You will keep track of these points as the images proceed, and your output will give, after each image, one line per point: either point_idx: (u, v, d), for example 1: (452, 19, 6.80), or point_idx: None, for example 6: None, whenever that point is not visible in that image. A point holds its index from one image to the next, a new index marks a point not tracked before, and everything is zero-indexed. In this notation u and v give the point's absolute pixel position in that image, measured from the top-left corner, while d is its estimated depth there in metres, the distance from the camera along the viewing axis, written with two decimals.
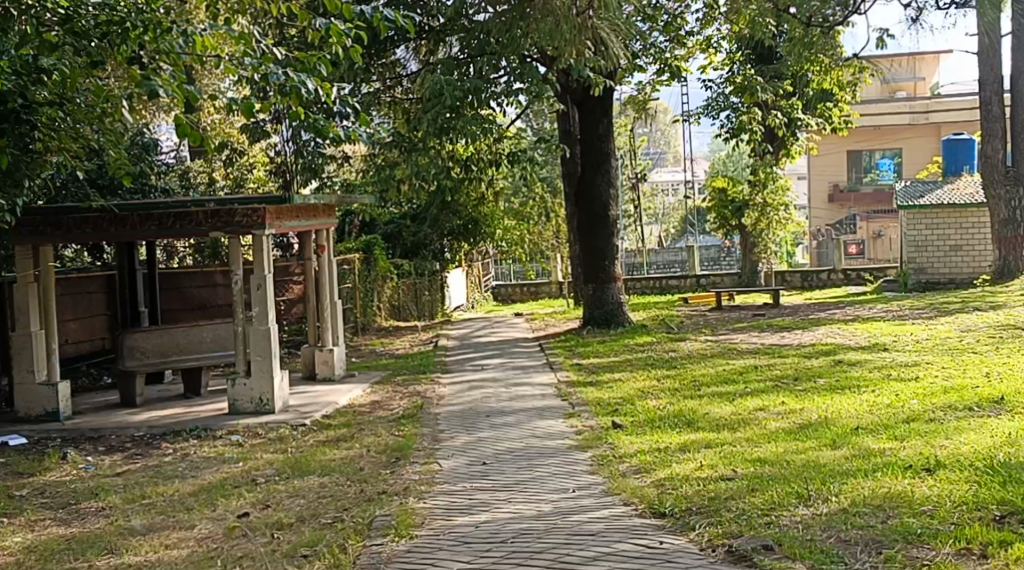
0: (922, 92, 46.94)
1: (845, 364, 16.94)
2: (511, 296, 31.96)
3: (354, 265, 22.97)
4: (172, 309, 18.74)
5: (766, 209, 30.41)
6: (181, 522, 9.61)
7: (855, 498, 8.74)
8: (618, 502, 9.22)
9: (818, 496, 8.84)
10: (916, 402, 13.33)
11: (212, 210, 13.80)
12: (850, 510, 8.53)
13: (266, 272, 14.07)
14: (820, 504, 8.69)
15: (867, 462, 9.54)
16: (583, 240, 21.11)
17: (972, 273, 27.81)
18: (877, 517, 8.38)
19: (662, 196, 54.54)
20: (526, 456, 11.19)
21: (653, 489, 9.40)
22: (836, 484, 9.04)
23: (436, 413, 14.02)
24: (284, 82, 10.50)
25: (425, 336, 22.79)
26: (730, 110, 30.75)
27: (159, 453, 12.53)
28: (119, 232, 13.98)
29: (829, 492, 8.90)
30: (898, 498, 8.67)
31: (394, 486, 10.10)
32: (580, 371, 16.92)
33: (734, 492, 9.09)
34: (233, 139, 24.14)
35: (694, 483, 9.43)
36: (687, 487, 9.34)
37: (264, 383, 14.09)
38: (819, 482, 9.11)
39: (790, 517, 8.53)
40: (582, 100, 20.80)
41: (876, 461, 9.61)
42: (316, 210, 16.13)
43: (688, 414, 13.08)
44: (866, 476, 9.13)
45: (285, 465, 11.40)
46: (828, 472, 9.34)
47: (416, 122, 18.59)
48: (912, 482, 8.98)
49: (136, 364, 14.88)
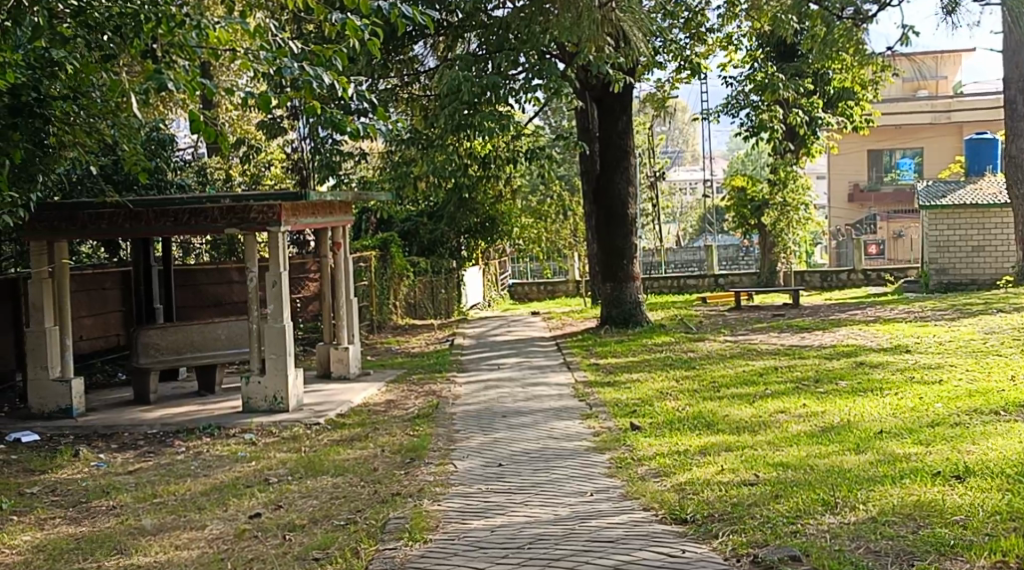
0: (944, 91, 46.61)
1: (866, 365, 16.70)
2: (527, 294, 31.86)
3: (371, 262, 22.82)
4: (188, 306, 18.59)
5: (786, 209, 30.17)
6: (193, 523, 9.45)
7: (884, 506, 8.52)
8: (637, 507, 9.03)
9: (845, 504, 8.63)
10: (941, 406, 13.10)
11: (227, 206, 13.65)
12: (879, 519, 8.32)
13: (282, 269, 13.91)
14: (848, 512, 8.48)
15: (893, 468, 9.32)
16: (601, 239, 20.89)
17: (994, 274, 27.50)
18: (907, 527, 8.18)
19: (680, 195, 54.24)
20: (542, 457, 11.00)
21: (673, 494, 9.20)
22: (863, 492, 8.82)
23: (451, 413, 13.85)
24: (298, 77, 10.36)
25: (441, 335, 22.61)
26: (750, 109, 30.48)
27: (172, 451, 12.38)
28: (135, 227, 13.85)
29: (857, 500, 8.68)
30: (928, 507, 8.46)
31: (408, 488, 9.93)
32: (597, 372, 16.71)
33: (757, 499, 8.89)
34: (250, 135, 24.02)
35: (716, 488, 9.22)
36: (709, 492, 9.14)
37: (279, 381, 13.93)
38: (845, 489, 8.90)
39: (816, 526, 8.32)
40: (601, 97, 20.61)
41: (903, 467, 9.39)
42: (332, 206, 15.96)
43: (708, 416, 12.87)
44: (894, 483, 8.92)
45: (298, 465, 11.23)
46: (855, 478, 9.14)
47: (434, 119, 18.40)
48: (942, 489, 8.76)
49: (150, 362, 14.74)
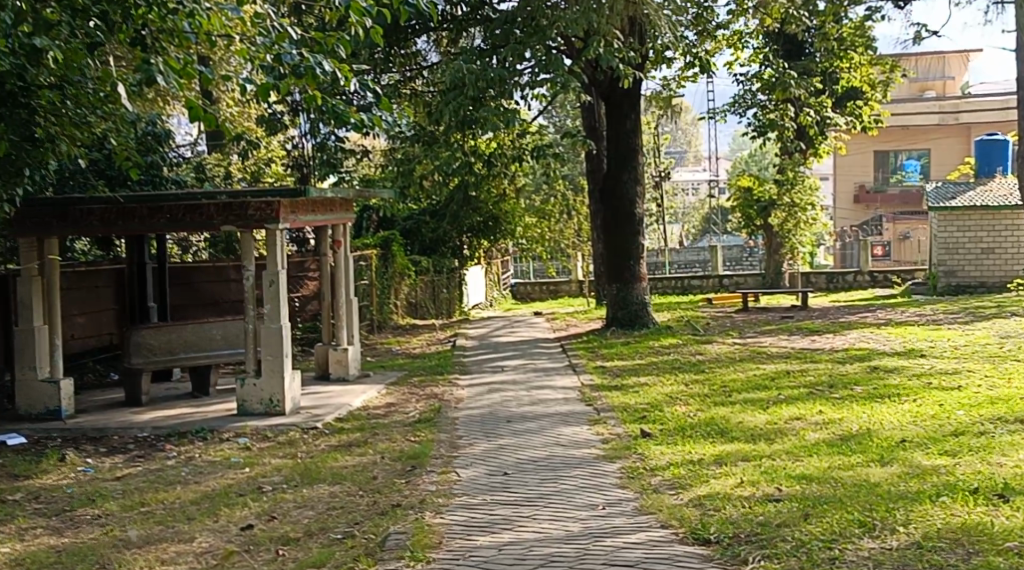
0: (952, 93, 46.19)
1: (881, 370, 16.20)
2: (529, 294, 31.36)
3: (371, 261, 22.31)
4: (183, 305, 18.08)
5: (794, 209, 29.60)
6: (181, 535, 8.94)
7: (927, 530, 8.02)
8: (654, 525, 8.51)
9: (885, 526, 8.10)
10: (963, 415, 12.59)
11: (223, 202, 13.13)
12: (925, 545, 7.81)
13: (279, 268, 13.38)
14: (888, 536, 7.97)
15: (929, 483, 8.83)
16: (607, 238, 20.35)
17: (1004, 277, 26.96)
18: (956, 555, 7.67)
19: (683, 195, 53.63)
20: (549, 466, 10.48)
21: (693, 510, 8.69)
22: (901, 512, 8.29)
23: (454, 417, 13.34)
24: (297, 64, 9.92)
25: (442, 335, 22.13)
26: (757, 108, 29.97)
27: (162, 456, 11.87)
28: (127, 224, 13.28)
29: (896, 521, 8.16)
30: (976, 531, 7.94)
31: (410, 498, 9.41)
32: (604, 375, 16.19)
33: (785, 518, 8.38)
34: (251, 131, 23.56)
35: (739, 504, 8.71)
36: (731, 509, 8.63)
37: (276, 383, 13.42)
38: (881, 507, 8.39)
39: (856, 552, 7.80)
40: (608, 93, 20.04)
41: (936, 482, 8.89)
42: (333, 203, 15.42)
43: (721, 423, 12.35)
44: (933, 502, 8.42)
45: (294, 472, 10.72)
46: (890, 494, 8.63)
47: (439, 114, 17.81)
48: (988, 511, 8.24)
49: (143, 362, 14.26)
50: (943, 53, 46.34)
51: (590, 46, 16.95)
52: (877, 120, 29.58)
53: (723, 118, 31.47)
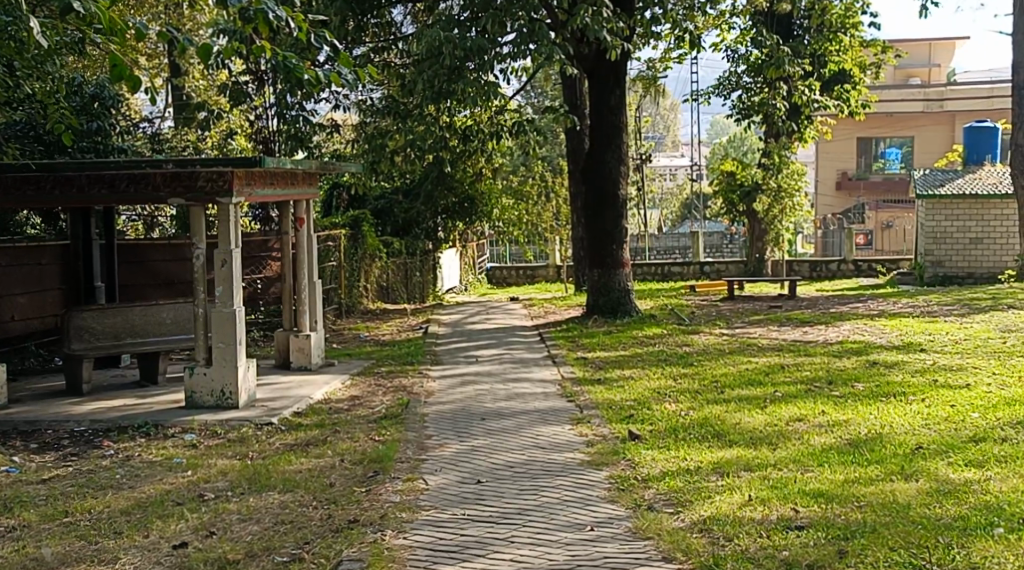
0: (937, 79, 45.38)
1: (881, 365, 15.11)
2: (505, 280, 30.23)
3: (340, 242, 21.07)
4: (136, 285, 16.77)
5: (780, 195, 28.20)
6: (102, 554, 7.74)
7: None
8: (655, 557, 7.40)
9: None
10: (978, 417, 11.53)
11: (171, 172, 11.87)
12: None
13: (233, 246, 12.18)
14: None
15: (972, 507, 7.76)
16: (589, 221, 19.18)
17: (993, 267, 25.94)
18: None
19: (662, 180, 52.47)
20: (528, 474, 9.34)
21: (700, 539, 7.58)
22: (956, 551, 7.18)
23: (423, 413, 12.17)
24: (248, 7, 8.88)
25: (415, 322, 20.97)
26: (742, 91, 28.87)
27: (98, 454, 10.67)
28: (66, 195, 12.09)
29: (953, 564, 7.04)
30: None
31: (369, 513, 8.25)
32: (586, 367, 15.04)
33: (816, 555, 7.26)
34: (216, 102, 22.35)
35: (753, 531, 7.61)
36: (746, 539, 7.52)
37: (227, 373, 12.22)
38: (930, 543, 7.28)
39: None
40: (594, 68, 18.79)
41: (983, 505, 7.79)
42: (295, 176, 14.22)
43: (715, 423, 11.22)
44: (986, 536, 7.32)
45: (241, 477, 9.54)
46: (933, 524, 7.53)
47: (413, 84, 16.64)
48: None
49: (85, 348, 13.07)
50: (929, 40, 45.51)
51: (576, 17, 15.77)
52: (863, 105, 28.46)
53: (706, 100, 29.91)
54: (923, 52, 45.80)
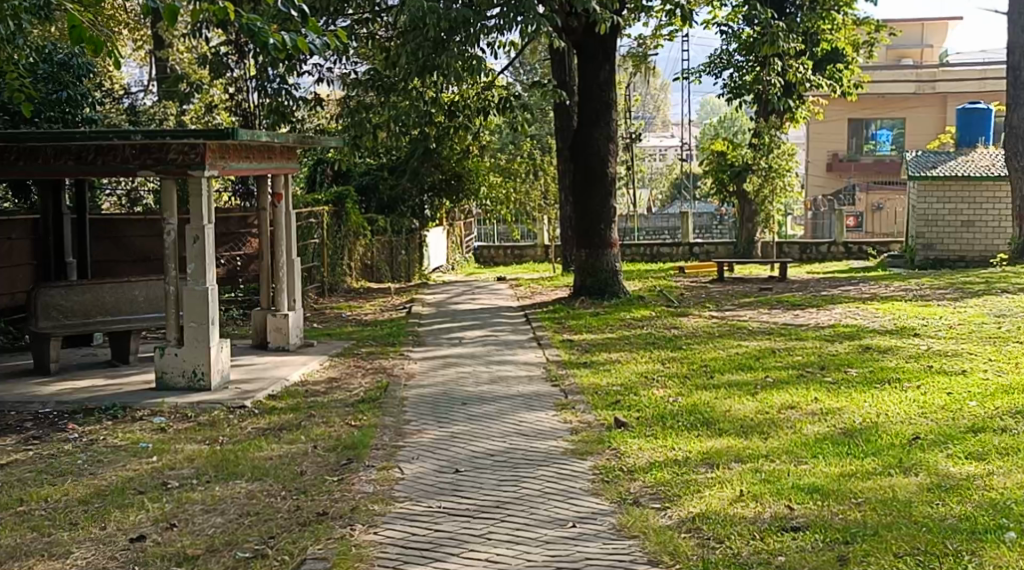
0: (930, 60, 45.01)
1: (874, 350, 14.69)
2: (492, 258, 30.08)
3: (323, 219, 20.57)
4: (109, 261, 16.29)
5: (771, 174, 27.31)
6: (54, 548, 7.31)
7: None
8: (640, 560, 6.98)
9: None
10: (976, 405, 11.13)
11: (140, 144, 11.38)
12: None
13: (205, 222, 11.71)
14: None
15: (977, 506, 7.38)
16: (577, 200, 18.72)
17: (986, 251, 25.53)
18: None
19: (651, 160, 52.06)
20: (509, 463, 8.92)
21: (688, 541, 7.17)
22: (964, 559, 6.75)
23: (402, 397, 11.73)
24: None
25: (399, 301, 20.50)
26: (734, 69, 28.45)
27: (62, 438, 10.22)
28: (32, 167, 11.69)
29: None
30: None
31: (340, 505, 7.83)
32: (572, 350, 14.60)
33: (814, 562, 6.84)
34: (197, 75, 21.83)
35: (745, 533, 7.21)
36: (739, 542, 7.11)
37: (199, 353, 11.77)
38: (937, 550, 6.86)
39: None
40: (582, 43, 18.26)
41: (990, 505, 7.38)
42: (272, 150, 13.74)
43: (705, 411, 10.80)
44: (996, 541, 6.90)
45: (207, 464, 9.10)
46: (939, 526, 7.13)
47: (396, 57, 16.11)
48: None
49: (52, 326, 12.60)
50: (922, 20, 45.13)
51: None
52: (855, 84, 28.06)
53: (696, 79, 29.45)
54: (916, 32, 45.43)
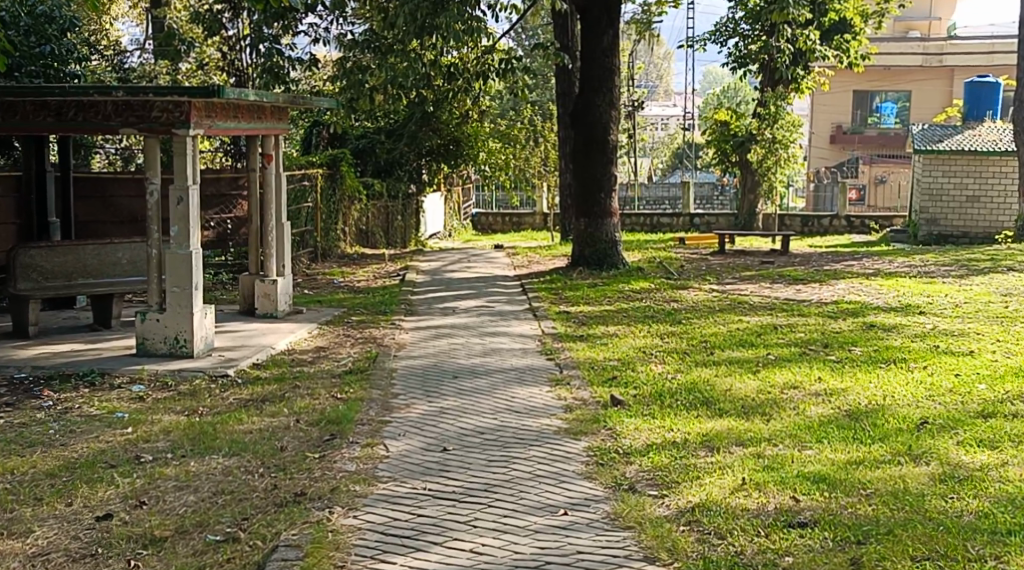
0: (937, 32, 44.45)
1: (878, 328, 14.25)
2: (491, 226, 29.79)
3: (317, 182, 20.09)
4: (95, 221, 15.78)
5: (774, 145, 27.07)
6: (14, 526, 6.93)
7: None
8: (635, 556, 6.58)
9: None
10: (985, 389, 10.72)
11: (122, 101, 10.97)
12: None
13: (190, 183, 11.27)
14: None
15: (995, 502, 7.01)
16: (578, 167, 18.26)
17: (989, 227, 25.08)
18: None
19: (653, 128, 51.54)
20: (500, 442, 8.53)
21: (688, 535, 6.78)
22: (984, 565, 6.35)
23: (391, 369, 11.33)
24: None
25: (393, 268, 20.06)
26: (739, 38, 27.93)
27: (35, 405, 9.82)
28: (10, 121, 11.32)
29: None
30: None
31: (319, 485, 7.45)
32: (569, 322, 14.18)
33: (824, 562, 6.45)
34: (190, 31, 21.32)
35: (749, 528, 6.81)
36: (740, 538, 6.72)
37: (182, 319, 11.34)
38: (956, 554, 6.46)
39: None
40: (586, 6, 17.72)
41: (1010, 504, 6.99)
42: (262, 110, 13.27)
43: (705, 389, 10.39)
44: (1019, 545, 6.51)
45: (184, 437, 8.69)
46: (957, 526, 6.74)
47: (395, 17, 15.55)
48: None
49: (31, 288, 12.16)
50: None
51: None
52: (862, 55, 27.42)
53: (701, 47, 28.86)
54: (924, 5, 44.87)
